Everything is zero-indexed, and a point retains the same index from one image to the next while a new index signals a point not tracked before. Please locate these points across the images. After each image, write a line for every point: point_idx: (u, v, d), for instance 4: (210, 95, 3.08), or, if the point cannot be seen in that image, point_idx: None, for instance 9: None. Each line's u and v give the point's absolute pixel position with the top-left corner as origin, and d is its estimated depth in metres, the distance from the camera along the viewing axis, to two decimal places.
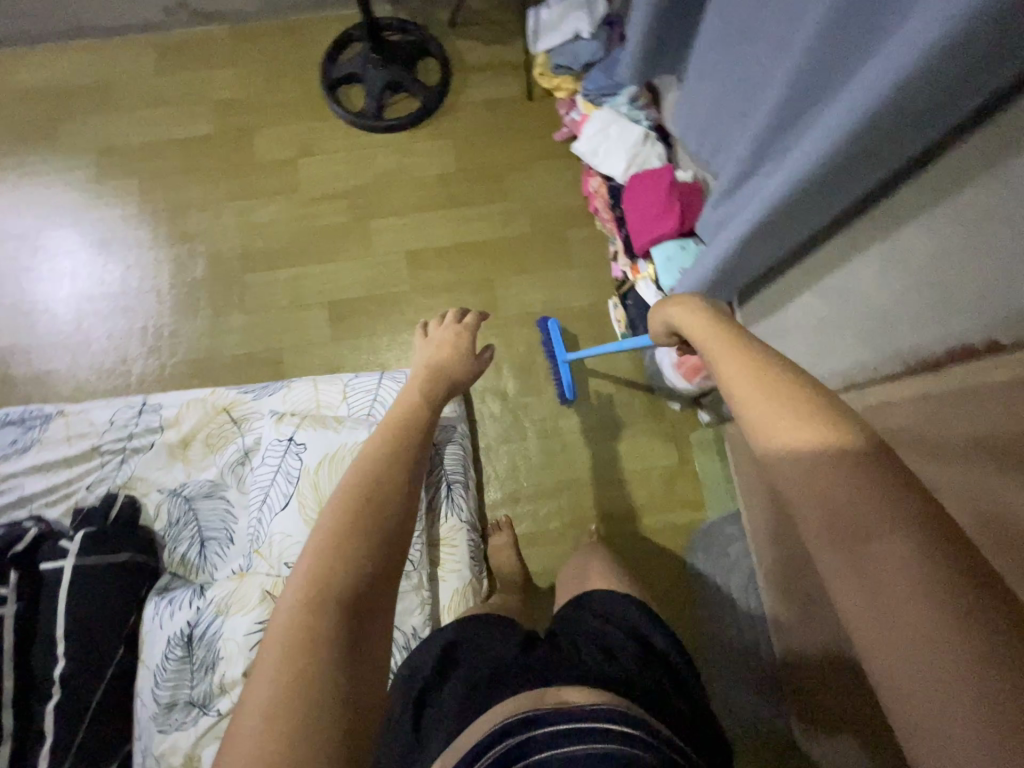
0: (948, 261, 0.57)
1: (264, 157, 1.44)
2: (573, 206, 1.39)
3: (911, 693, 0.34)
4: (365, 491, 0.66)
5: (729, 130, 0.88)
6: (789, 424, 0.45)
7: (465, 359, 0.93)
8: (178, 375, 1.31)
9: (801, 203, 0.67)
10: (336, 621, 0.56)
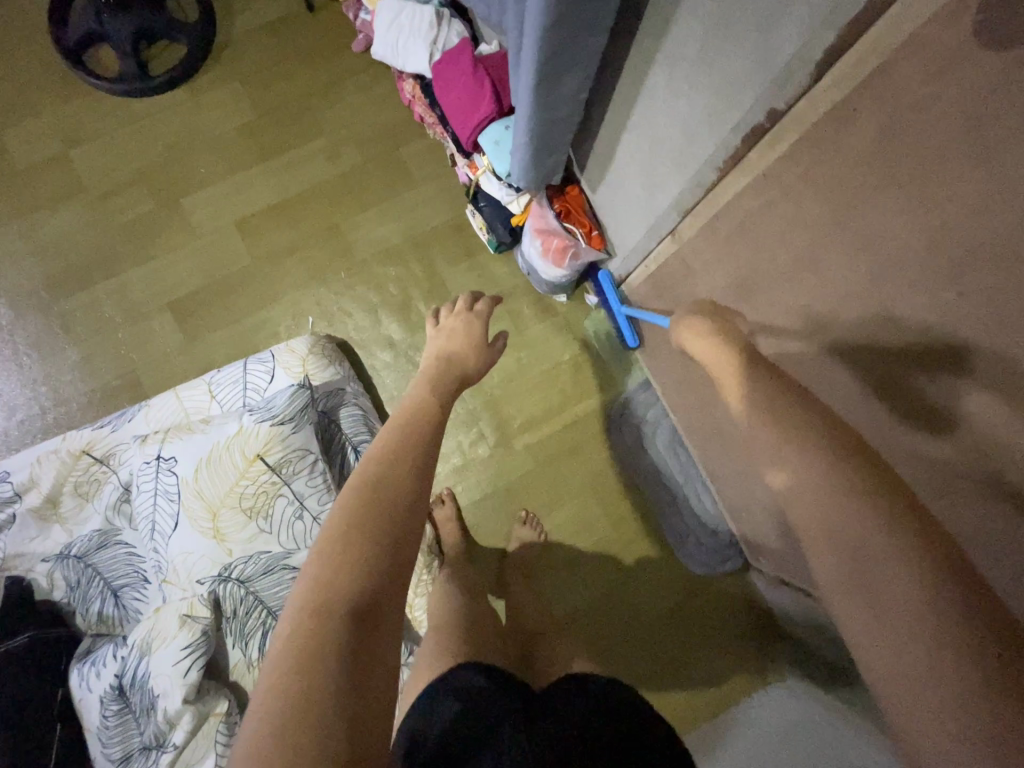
0: (715, 41, 0.53)
1: (28, 162, 1.21)
2: (397, 121, 1.26)
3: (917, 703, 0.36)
4: (379, 490, 0.54)
5: None
6: (782, 447, 0.48)
7: (478, 343, 0.82)
8: (25, 435, 1.15)
9: (566, 23, 0.58)
10: (346, 633, 0.45)
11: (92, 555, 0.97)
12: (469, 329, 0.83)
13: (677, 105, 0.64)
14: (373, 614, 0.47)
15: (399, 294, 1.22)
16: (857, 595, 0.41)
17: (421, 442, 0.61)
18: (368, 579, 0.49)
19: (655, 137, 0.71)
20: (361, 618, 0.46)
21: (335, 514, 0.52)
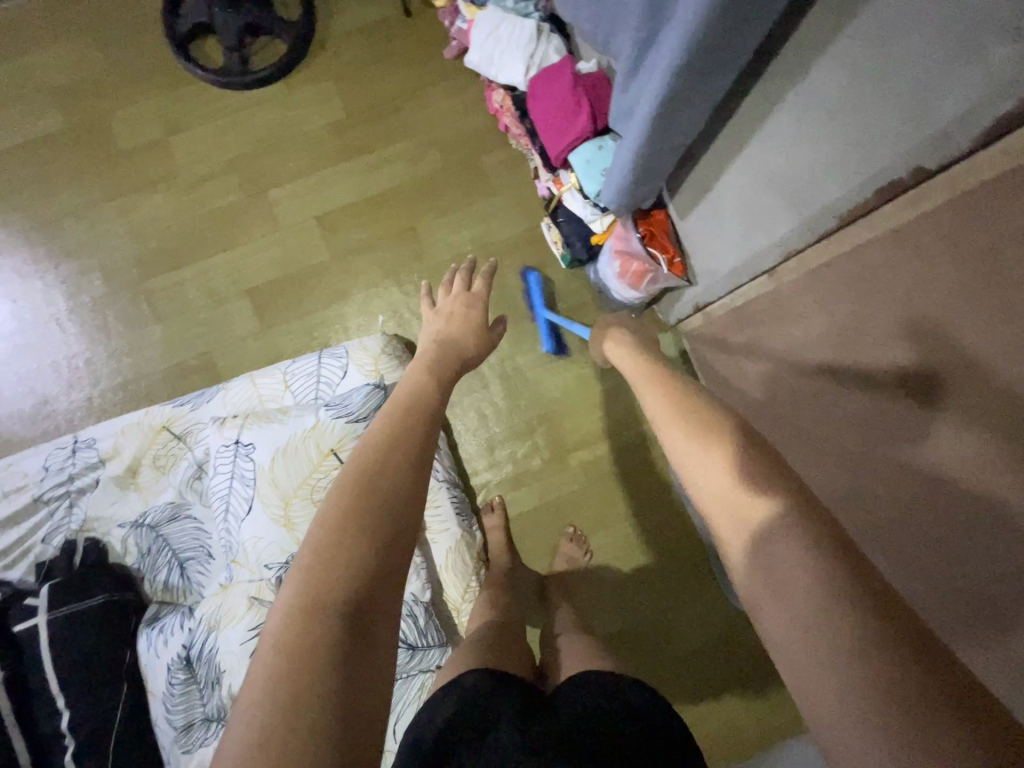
0: (860, 93, 0.53)
1: (130, 144, 1.27)
2: (481, 128, 1.28)
3: (841, 734, 0.36)
4: (373, 484, 0.54)
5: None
6: (710, 487, 0.49)
7: (481, 329, 0.85)
8: (108, 402, 1.22)
9: (701, 64, 0.60)
10: (333, 630, 0.46)
11: (163, 526, 1.02)
12: (468, 314, 0.87)
13: (802, 143, 0.63)
14: (364, 612, 0.48)
15: None
16: (774, 603, 0.41)
17: (422, 433, 0.62)
18: (355, 581, 0.49)
19: (769, 175, 0.70)
20: (353, 616, 0.47)
21: (327, 507, 0.53)
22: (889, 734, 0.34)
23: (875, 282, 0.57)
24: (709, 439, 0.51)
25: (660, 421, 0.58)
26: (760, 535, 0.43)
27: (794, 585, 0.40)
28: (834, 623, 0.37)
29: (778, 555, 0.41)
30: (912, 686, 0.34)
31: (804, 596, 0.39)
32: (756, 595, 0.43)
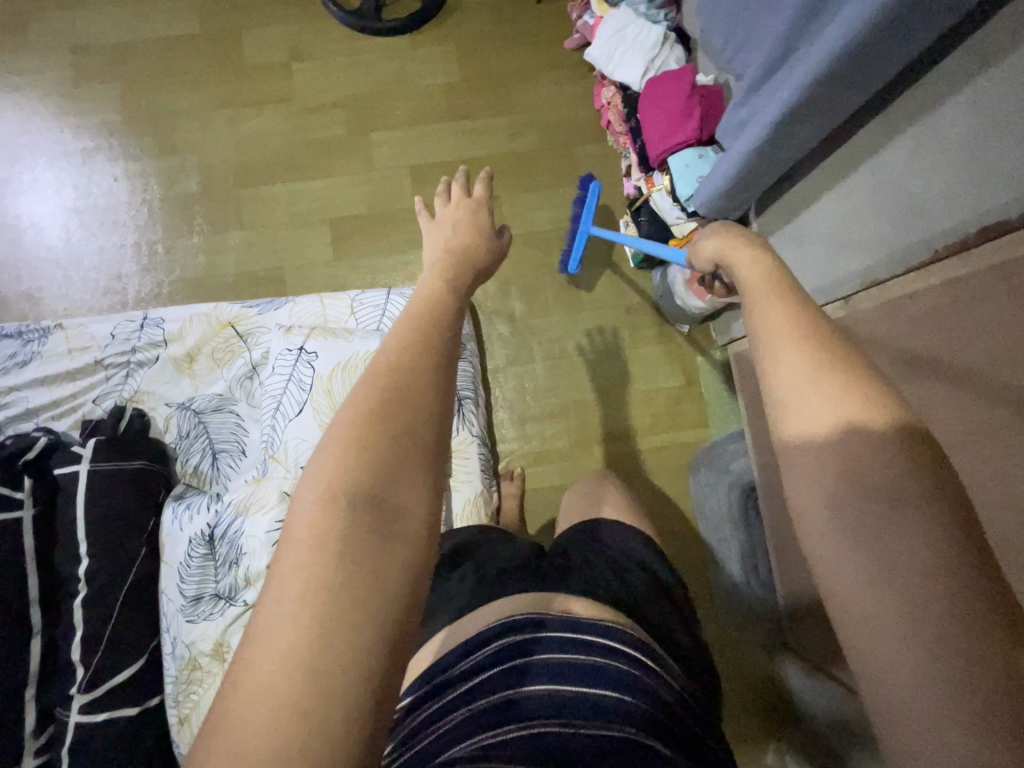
0: (985, 132, 0.56)
1: (254, 61, 1.33)
2: (583, 120, 1.33)
3: (895, 684, 0.35)
4: (389, 376, 0.50)
5: (753, 22, 0.85)
6: (830, 442, 0.40)
7: (486, 233, 0.86)
8: (176, 294, 1.27)
9: (829, 91, 0.67)
10: (354, 520, 0.43)
11: (208, 413, 1.06)
12: (472, 217, 0.89)
13: (914, 174, 0.66)
14: (383, 500, 0.45)
15: (533, 278, 1.29)
16: (874, 576, 0.36)
17: (445, 327, 0.58)
18: (370, 473, 0.46)
19: (867, 201, 0.75)
20: (366, 502, 0.44)
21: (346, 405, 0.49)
22: (959, 689, 0.33)
23: (955, 318, 0.60)
24: (848, 379, 0.42)
25: (771, 335, 0.46)
26: (878, 489, 0.38)
27: (903, 544, 0.36)
28: (934, 586, 0.35)
29: (894, 514, 0.37)
30: (992, 651, 0.33)
31: (919, 561, 0.35)
32: (839, 544, 0.38)
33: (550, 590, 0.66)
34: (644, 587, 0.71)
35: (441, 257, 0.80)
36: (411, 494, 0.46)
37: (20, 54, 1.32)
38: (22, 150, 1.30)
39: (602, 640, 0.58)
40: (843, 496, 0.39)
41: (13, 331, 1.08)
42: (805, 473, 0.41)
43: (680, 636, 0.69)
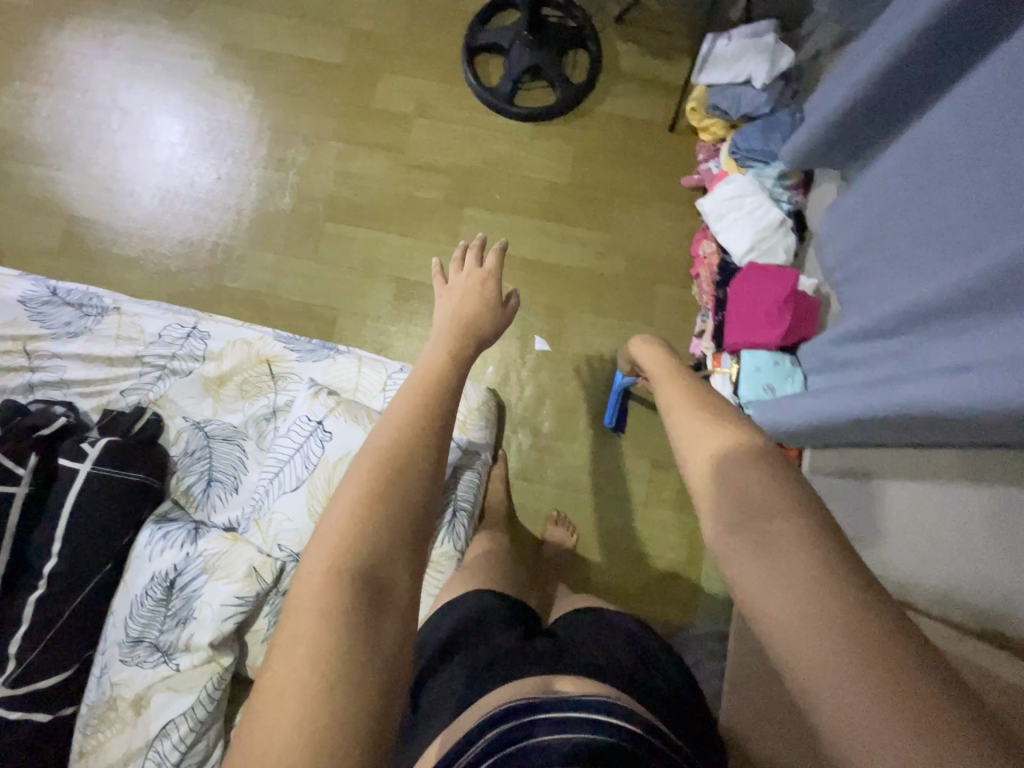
0: None
1: (382, 105, 1.35)
2: (674, 262, 1.29)
3: (814, 663, 0.39)
4: (390, 459, 0.55)
5: (868, 279, 0.84)
6: (760, 492, 0.47)
7: (491, 304, 0.88)
8: (234, 300, 1.31)
9: (900, 423, 0.66)
10: (354, 597, 0.48)
11: (216, 440, 1.08)
12: (479, 288, 0.91)
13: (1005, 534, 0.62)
14: (379, 579, 0.50)
15: (571, 400, 1.26)
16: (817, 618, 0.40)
17: (443, 399, 0.64)
18: (378, 544, 0.51)
19: (941, 521, 0.72)
20: (366, 581, 0.49)
21: (350, 484, 0.54)
22: (861, 652, 0.38)
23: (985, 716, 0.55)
24: (727, 426, 0.54)
25: (673, 411, 0.59)
26: (755, 492, 0.47)
27: (785, 541, 0.43)
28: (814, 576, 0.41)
29: (775, 521, 0.44)
30: (869, 608, 0.39)
31: (799, 563, 0.42)
32: (748, 555, 0.45)
33: (539, 670, 0.65)
34: (623, 656, 0.72)
35: (446, 326, 0.82)
36: (401, 572, 0.51)
37: (174, 33, 1.38)
38: (144, 121, 1.36)
39: (597, 711, 0.58)
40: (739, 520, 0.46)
41: (75, 301, 1.13)
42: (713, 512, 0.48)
43: (669, 701, 0.69)
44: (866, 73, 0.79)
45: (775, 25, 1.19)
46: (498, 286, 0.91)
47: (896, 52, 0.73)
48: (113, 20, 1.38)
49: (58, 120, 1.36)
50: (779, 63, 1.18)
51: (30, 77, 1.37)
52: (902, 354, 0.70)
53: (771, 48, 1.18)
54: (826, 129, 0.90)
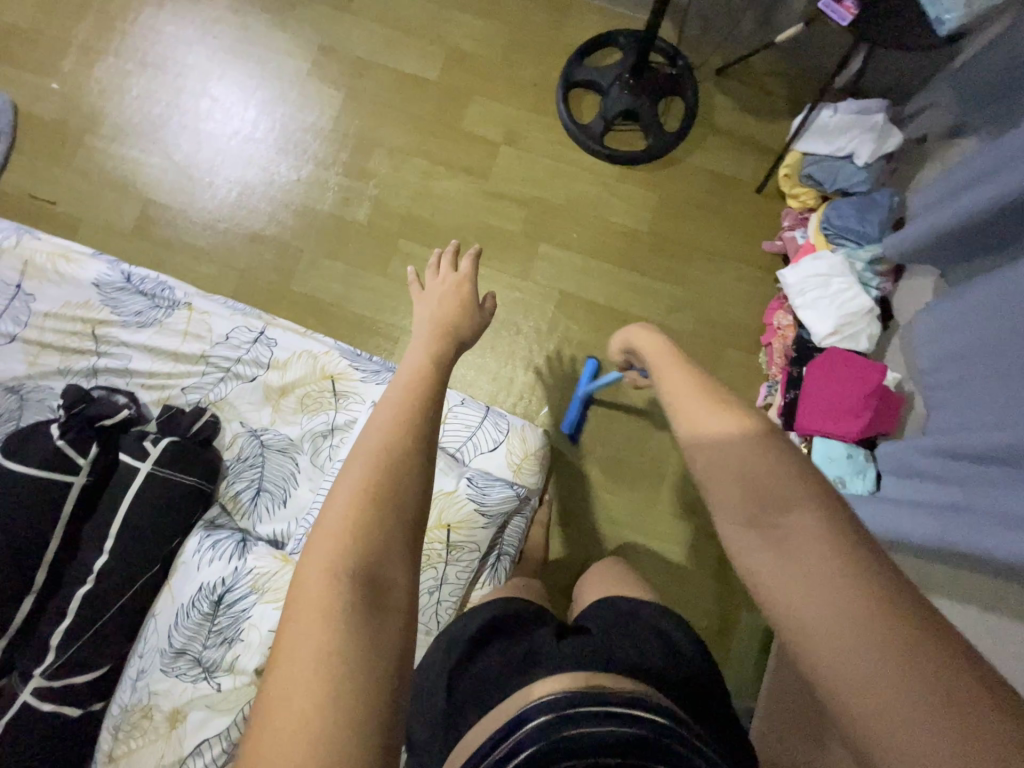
0: None
1: (471, 129, 1.34)
2: (744, 327, 1.27)
3: (837, 661, 0.40)
4: (380, 460, 0.55)
5: (967, 395, 0.83)
6: (784, 499, 0.47)
7: (470, 307, 0.87)
8: (299, 305, 1.30)
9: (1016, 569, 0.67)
10: (350, 598, 0.47)
11: (271, 451, 1.08)
12: (456, 291, 0.89)
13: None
14: (376, 578, 0.50)
15: (623, 453, 1.25)
16: (831, 615, 0.41)
17: (431, 404, 0.65)
18: (370, 545, 0.51)
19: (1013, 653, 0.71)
20: (363, 579, 0.49)
21: (340, 489, 0.54)
22: (875, 643, 0.39)
23: None
24: (733, 418, 0.52)
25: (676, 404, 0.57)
26: (776, 504, 0.46)
27: (810, 544, 0.44)
28: (828, 562, 0.43)
29: (796, 524, 0.45)
30: (879, 603, 0.41)
31: (822, 561, 0.43)
32: (768, 568, 0.45)
33: (574, 671, 0.61)
34: (657, 655, 0.68)
35: (426, 332, 0.80)
36: (400, 570, 0.52)
37: (273, 30, 1.38)
38: (231, 112, 1.35)
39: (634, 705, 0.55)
40: (754, 517, 0.47)
41: (147, 290, 1.13)
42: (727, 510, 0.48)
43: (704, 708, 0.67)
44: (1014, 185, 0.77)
45: (887, 105, 1.17)
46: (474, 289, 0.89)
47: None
48: (212, 9, 1.38)
49: (145, 99, 1.36)
50: (884, 144, 1.16)
51: (123, 55, 1.37)
52: (1002, 494, 0.70)
53: (879, 128, 1.16)
54: (947, 231, 0.90)
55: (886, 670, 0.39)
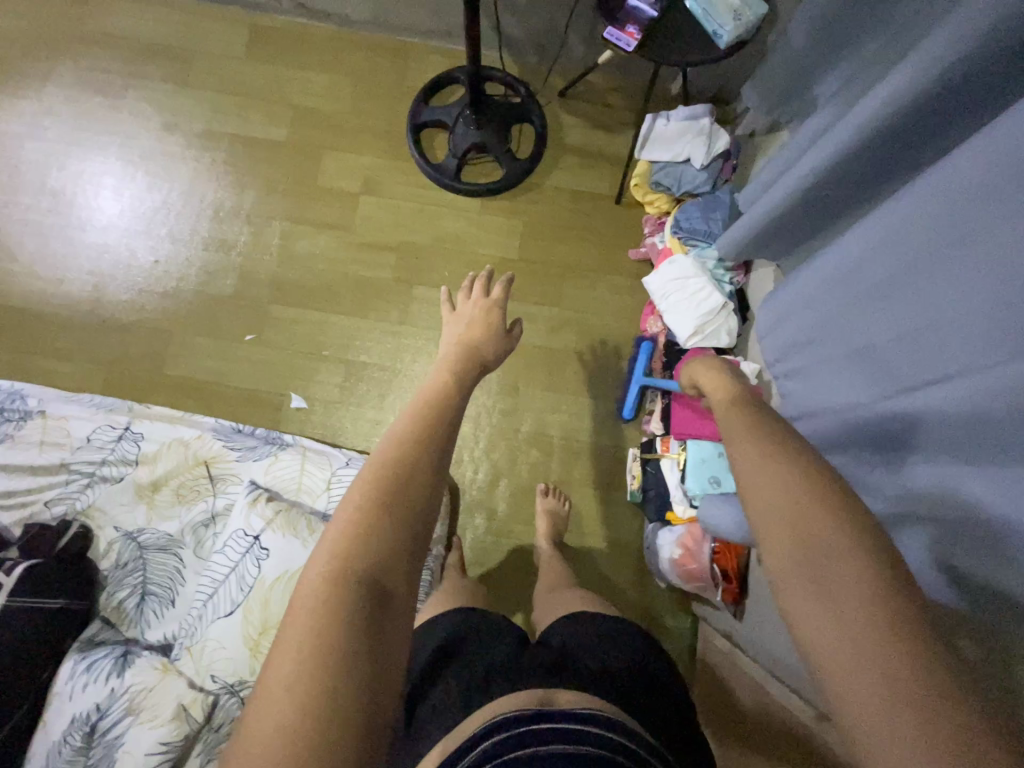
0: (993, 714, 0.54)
1: (328, 183, 1.34)
2: (624, 336, 1.29)
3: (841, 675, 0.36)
4: (397, 462, 0.51)
5: (819, 374, 0.84)
6: (801, 503, 0.43)
7: (497, 331, 0.82)
8: (175, 388, 1.25)
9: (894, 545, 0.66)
10: (356, 608, 0.42)
11: (151, 551, 1.03)
12: (483, 315, 0.85)
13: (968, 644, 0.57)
14: (384, 584, 0.44)
15: (527, 480, 1.24)
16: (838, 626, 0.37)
17: (450, 411, 0.60)
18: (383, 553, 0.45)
19: None
20: (371, 587, 0.44)
21: (355, 488, 0.49)
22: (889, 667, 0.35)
23: None
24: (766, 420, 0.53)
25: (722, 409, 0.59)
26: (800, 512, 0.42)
27: (829, 549, 0.40)
28: (850, 572, 0.39)
29: (818, 529, 0.41)
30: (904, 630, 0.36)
31: (843, 570, 0.39)
32: (785, 568, 0.41)
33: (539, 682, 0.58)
34: (616, 662, 0.67)
35: (451, 351, 0.76)
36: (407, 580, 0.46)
37: (111, 114, 1.34)
38: (76, 202, 1.31)
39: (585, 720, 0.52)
40: (783, 522, 0.42)
41: None
42: (750, 493, 0.46)
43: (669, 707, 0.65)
44: (803, 174, 0.80)
45: (710, 108, 1.22)
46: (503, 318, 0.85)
47: (837, 155, 0.73)
48: (42, 100, 1.34)
49: None
50: (716, 145, 1.21)
51: None
52: (893, 455, 0.65)
53: (707, 131, 1.20)
54: (768, 223, 0.93)
55: (873, 686, 0.35)
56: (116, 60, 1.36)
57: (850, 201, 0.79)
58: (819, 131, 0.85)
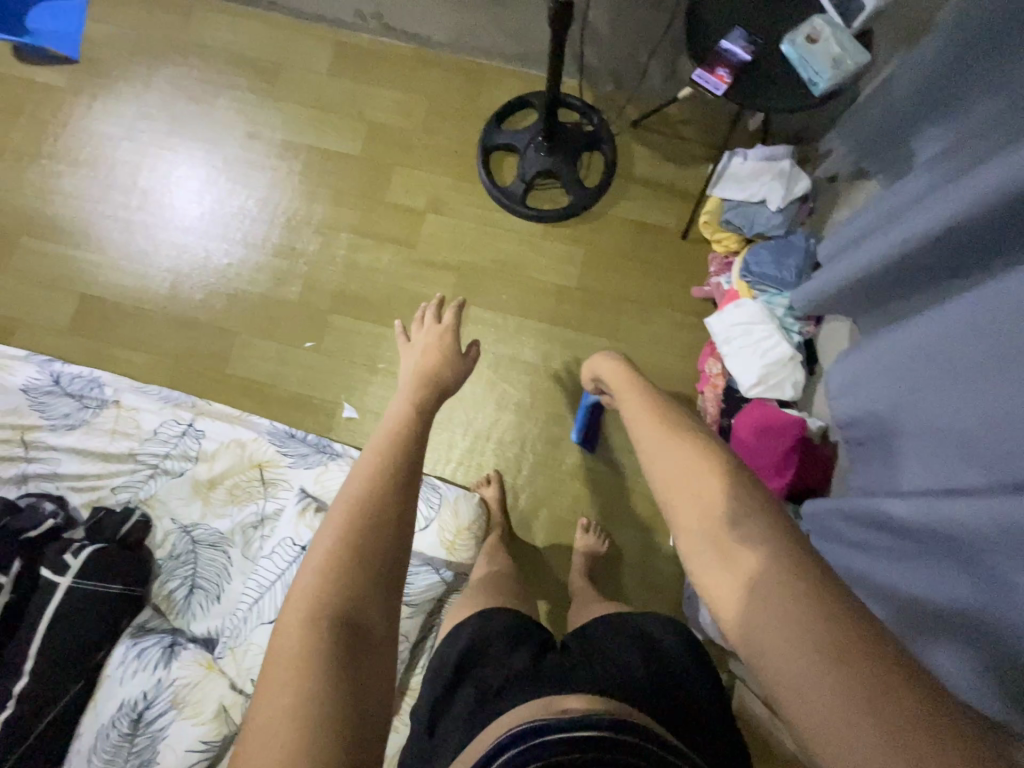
0: None
1: (396, 200, 1.36)
2: (678, 376, 1.26)
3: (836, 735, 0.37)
4: (359, 508, 0.54)
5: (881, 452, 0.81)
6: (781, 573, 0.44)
7: (453, 357, 0.83)
8: (236, 387, 1.31)
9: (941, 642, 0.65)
10: (329, 647, 0.46)
11: (202, 546, 1.07)
12: (437, 342, 0.86)
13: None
14: (353, 620, 0.49)
15: (566, 513, 1.23)
16: (830, 685, 0.39)
17: (407, 450, 0.63)
18: (352, 594, 0.50)
19: None
20: (342, 625, 0.47)
21: (323, 535, 0.52)
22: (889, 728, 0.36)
23: None
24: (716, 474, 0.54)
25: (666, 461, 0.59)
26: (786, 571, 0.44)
27: (812, 608, 0.42)
28: (838, 630, 0.40)
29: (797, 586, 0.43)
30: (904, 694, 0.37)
31: (822, 625, 0.41)
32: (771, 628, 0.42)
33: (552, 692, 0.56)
34: (638, 663, 0.63)
35: (406, 383, 0.78)
36: (376, 613, 0.50)
37: (200, 121, 1.41)
38: (162, 202, 1.38)
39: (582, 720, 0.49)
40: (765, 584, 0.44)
41: (75, 391, 1.14)
42: (736, 596, 0.46)
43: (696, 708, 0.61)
44: (890, 244, 0.78)
45: (792, 149, 1.18)
46: (456, 342, 0.85)
47: (930, 231, 0.71)
48: (140, 104, 1.42)
49: (78, 196, 1.39)
50: (794, 188, 1.17)
51: (56, 156, 1.41)
52: (941, 561, 0.64)
53: (786, 173, 1.16)
54: (845, 285, 0.91)
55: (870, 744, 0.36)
56: (210, 69, 1.43)
57: (932, 276, 0.76)
58: (914, 196, 0.81)
